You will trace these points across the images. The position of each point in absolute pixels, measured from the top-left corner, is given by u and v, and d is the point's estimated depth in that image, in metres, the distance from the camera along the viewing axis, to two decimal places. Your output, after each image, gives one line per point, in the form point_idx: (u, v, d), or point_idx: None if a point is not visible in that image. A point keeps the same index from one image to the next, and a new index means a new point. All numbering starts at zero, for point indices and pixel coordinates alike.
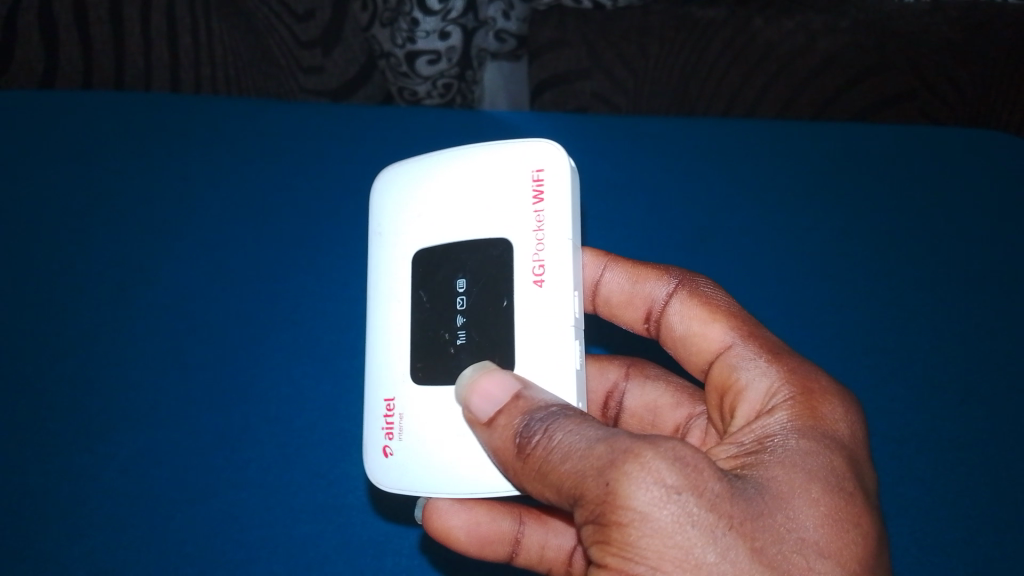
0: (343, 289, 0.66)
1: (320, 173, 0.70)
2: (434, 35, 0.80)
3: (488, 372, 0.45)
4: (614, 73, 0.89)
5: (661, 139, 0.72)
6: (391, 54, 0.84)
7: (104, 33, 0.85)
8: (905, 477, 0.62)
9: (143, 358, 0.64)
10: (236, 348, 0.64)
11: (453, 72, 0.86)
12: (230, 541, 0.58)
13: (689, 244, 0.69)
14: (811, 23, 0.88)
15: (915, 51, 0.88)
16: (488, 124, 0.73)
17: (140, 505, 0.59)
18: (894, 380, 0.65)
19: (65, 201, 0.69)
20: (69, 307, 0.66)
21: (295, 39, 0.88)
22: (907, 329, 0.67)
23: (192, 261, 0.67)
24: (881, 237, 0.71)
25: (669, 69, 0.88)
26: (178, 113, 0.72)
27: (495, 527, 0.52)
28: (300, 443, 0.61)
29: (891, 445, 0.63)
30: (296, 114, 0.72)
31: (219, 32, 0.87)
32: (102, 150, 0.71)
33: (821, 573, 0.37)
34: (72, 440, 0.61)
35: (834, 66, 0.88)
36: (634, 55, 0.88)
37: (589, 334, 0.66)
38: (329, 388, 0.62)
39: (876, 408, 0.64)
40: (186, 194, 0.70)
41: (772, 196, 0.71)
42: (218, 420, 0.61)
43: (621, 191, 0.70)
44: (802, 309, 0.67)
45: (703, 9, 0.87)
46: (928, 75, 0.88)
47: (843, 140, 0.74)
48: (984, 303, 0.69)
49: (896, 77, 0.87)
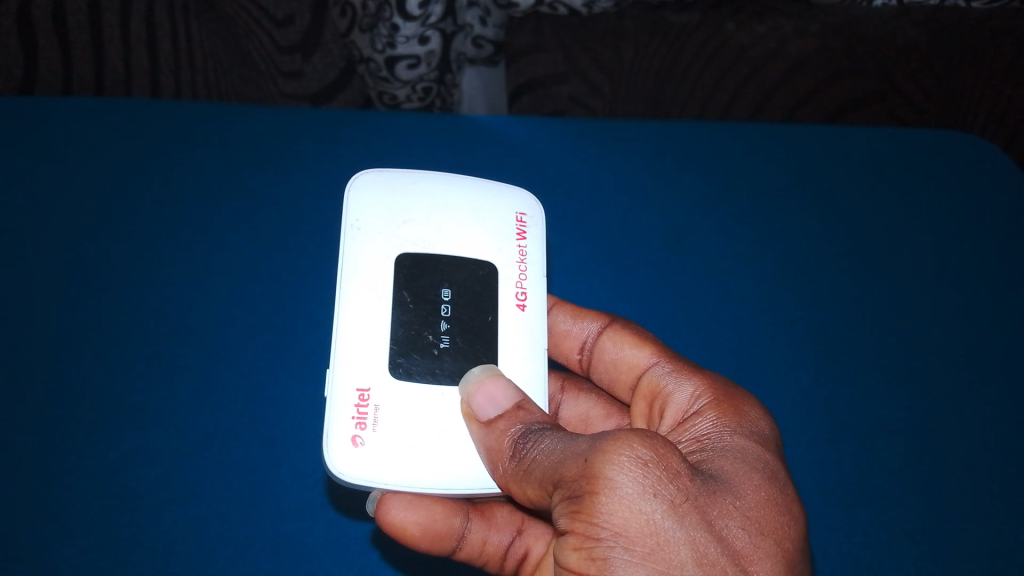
0: (324, 291, 0.67)
1: (302, 179, 0.72)
2: (413, 40, 0.81)
3: (494, 376, 0.48)
4: (591, 78, 0.91)
5: (636, 143, 0.74)
6: (370, 60, 0.85)
7: (83, 38, 0.86)
8: (894, 470, 0.61)
9: (119, 356, 0.63)
10: (216, 348, 0.63)
11: (433, 76, 0.86)
12: (203, 541, 0.56)
13: (667, 243, 0.69)
14: (781, 27, 0.89)
15: (883, 57, 0.91)
16: (468, 127, 0.74)
17: (113, 506, 0.57)
18: (869, 371, 0.65)
19: (45, 206, 0.69)
20: (46, 308, 0.65)
21: (274, 44, 0.89)
22: (886, 322, 0.68)
23: (173, 263, 0.67)
24: (855, 234, 0.72)
25: (645, 74, 0.90)
26: (161, 122, 0.73)
27: (446, 522, 0.50)
28: (280, 443, 0.60)
29: (869, 436, 0.62)
30: (279, 121, 0.74)
31: (198, 37, 0.87)
32: (84, 157, 0.71)
33: (761, 547, 0.40)
34: (43, 438, 0.59)
35: (804, 71, 0.90)
36: (608, 58, 0.89)
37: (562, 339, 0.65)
38: (307, 390, 0.62)
39: (854, 398, 0.63)
40: (167, 199, 0.70)
41: (747, 196, 0.72)
42: (194, 420, 0.60)
43: (599, 192, 0.71)
44: (784, 304, 0.67)
45: (678, 14, 0.89)
46: (892, 78, 0.91)
47: (814, 143, 0.76)
48: (959, 296, 0.70)
49: (862, 84, 0.91)
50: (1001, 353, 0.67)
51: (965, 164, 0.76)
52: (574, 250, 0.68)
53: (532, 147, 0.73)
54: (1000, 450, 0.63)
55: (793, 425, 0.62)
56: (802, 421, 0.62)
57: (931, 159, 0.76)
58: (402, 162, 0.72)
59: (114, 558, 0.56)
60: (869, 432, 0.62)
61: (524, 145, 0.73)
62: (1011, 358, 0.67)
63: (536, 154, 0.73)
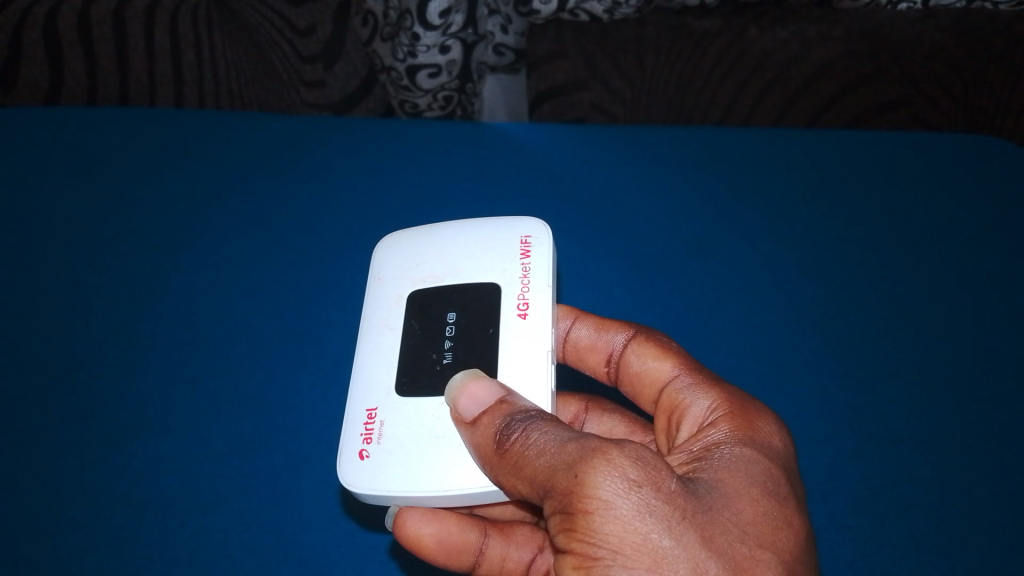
0: (341, 295, 0.66)
1: (323, 188, 0.72)
2: (434, 49, 0.81)
3: (477, 377, 0.46)
4: (612, 85, 0.91)
5: (656, 151, 0.74)
6: (392, 68, 0.85)
7: (108, 49, 0.87)
8: (937, 473, 0.57)
9: (139, 358, 0.63)
10: (235, 354, 0.63)
11: (453, 85, 0.87)
12: (208, 542, 0.54)
13: (687, 249, 0.69)
14: (805, 32, 0.88)
15: (910, 61, 0.89)
16: (488, 135, 0.76)
17: (121, 504, 0.56)
18: (906, 370, 0.62)
19: (76, 216, 0.72)
20: (71, 312, 0.66)
21: (296, 54, 0.89)
22: (920, 322, 0.65)
23: (194, 270, 0.68)
24: (882, 239, 0.70)
25: (666, 81, 0.91)
26: (191, 137, 0.76)
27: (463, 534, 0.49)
28: (290, 447, 0.58)
29: (896, 436, 0.59)
30: (303, 135, 0.76)
31: (221, 47, 0.88)
32: (116, 172, 0.74)
33: (763, 561, 0.38)
34: (59, 437, 0.59)
35: (827, 77, 0.90)
36: (629, 65, 0.89)
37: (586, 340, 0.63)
38: (319, 391, 0.60)
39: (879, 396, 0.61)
40: (191, 208, 0.72)
41: (768, 202, 0.72)
42: (207, 426, 0.59)
43: (619, 199, 0.71)
44: (811, 306, 0.65)
45: (700, 20, 0.88)
46: (919, 82, 0.90)
47: (836, 150, 0.75)
48: (997, 296, 0.67)
49: (887, 89, 0.90)
50: None
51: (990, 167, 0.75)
52: (594, 259, 0.68)
53: (543, 157, 0.73)
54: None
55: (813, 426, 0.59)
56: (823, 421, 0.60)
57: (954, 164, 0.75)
58: (416, 174, 0.72)
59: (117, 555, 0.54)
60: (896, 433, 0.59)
61: (544, 154, 0.73)
62: None
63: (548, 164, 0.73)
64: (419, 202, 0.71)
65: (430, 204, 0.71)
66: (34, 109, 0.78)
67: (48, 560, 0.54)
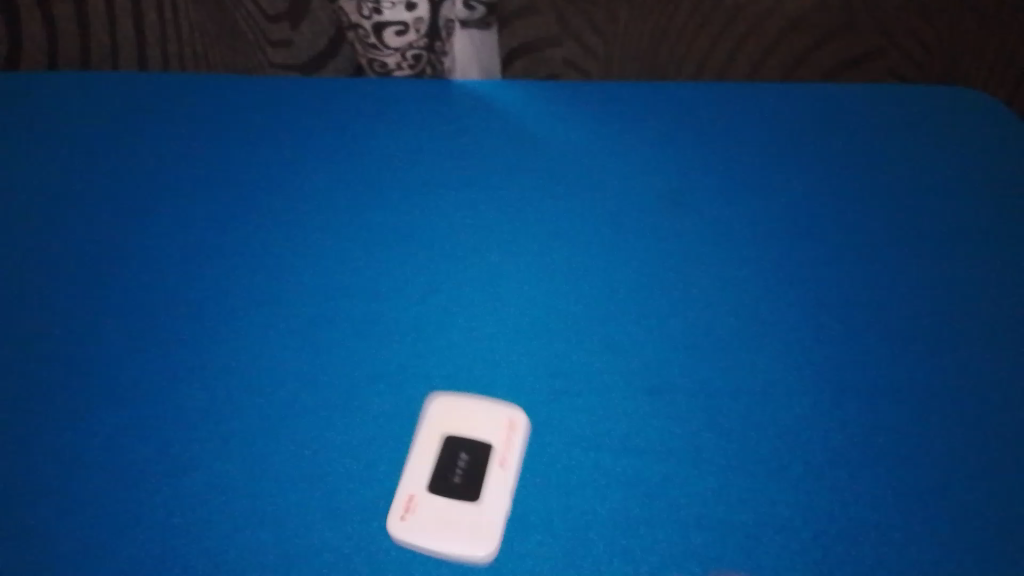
0: (321, 260, 0.68)
1: (303, 159, 0.75)
2: (399, 6, 0.79)
3: (508, 435, 0.56)
4: (584, 40, 0.90)
5: (622, 116, 0.78)
6: (359, 27, 0.83)
7: (68, 15, 0.85)
8: (911, 406, 0.57)
9: (117, 320, 0.64)
10: (214, 315, 0.64)
11: (421, 43, 0.85)
12: (181, 492, 0.54)
13: (654, 205, 0.71)
14: None
15: (885, 11, 0.87)
16: (463, 102, 0.81)
17: (95, 457, 0.56)
18: (877, 313, 0.63)
19: (60, 189, 0.74)
20: (52, 276, 0.68)
21: (261, 15, 0.87)
22: (889, 265, 0.66)
23: (173, 234, 0.70)
24: (845, 186, 0.72)
25: (640, 35, 0.89)
26: (178, 115, 0.80)
27: (482, 471, 0.54)
28: (269, 407, 0.58)
29: (871, 368, 0.59)
30: (287, 110, 0.79)
31: (184, 9, 0.86)
32: (102, 150, 0.77)
33: None
34: (35, 395, 0.60)
35: (802, 29, 0.89)
36: (602, 19, 0.88)
37: (556, 298, 0.64)
38: (297, 358, 0.61)
39: (851, 330, 0.61)
40: (173, 179, 0.74)
41: (732, 156, 0.74)
42: (186, 385, 0.60)
43: (587, 164, 0.75)
44: (781, 255, 0.67)
45: None
46: (896, 34, 0.89)
47: (798, 108, 0.79)
48: (962, 238, 0.68)
49: (865, 40, 0.89)
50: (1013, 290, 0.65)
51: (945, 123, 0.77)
52: (564, 216, 0.70)
53: (513, 141, 0.77)
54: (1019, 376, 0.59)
55: (786, 362, 0.59)
56: (797, 357, 0.60)
57: (909, 124, 0.77)
58: (389, 158, 0.75)
59: (87, 501, 0.54)
60: (873, 365, 0.59)
61: (519, 123, 0.78)
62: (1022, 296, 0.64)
63: (516, 145, 0.76)
64: (390, 177, 0.74)
65: (400, 179, 0.74)
66: (24, 92, 0.81)
67: (18, 511, 0.54)
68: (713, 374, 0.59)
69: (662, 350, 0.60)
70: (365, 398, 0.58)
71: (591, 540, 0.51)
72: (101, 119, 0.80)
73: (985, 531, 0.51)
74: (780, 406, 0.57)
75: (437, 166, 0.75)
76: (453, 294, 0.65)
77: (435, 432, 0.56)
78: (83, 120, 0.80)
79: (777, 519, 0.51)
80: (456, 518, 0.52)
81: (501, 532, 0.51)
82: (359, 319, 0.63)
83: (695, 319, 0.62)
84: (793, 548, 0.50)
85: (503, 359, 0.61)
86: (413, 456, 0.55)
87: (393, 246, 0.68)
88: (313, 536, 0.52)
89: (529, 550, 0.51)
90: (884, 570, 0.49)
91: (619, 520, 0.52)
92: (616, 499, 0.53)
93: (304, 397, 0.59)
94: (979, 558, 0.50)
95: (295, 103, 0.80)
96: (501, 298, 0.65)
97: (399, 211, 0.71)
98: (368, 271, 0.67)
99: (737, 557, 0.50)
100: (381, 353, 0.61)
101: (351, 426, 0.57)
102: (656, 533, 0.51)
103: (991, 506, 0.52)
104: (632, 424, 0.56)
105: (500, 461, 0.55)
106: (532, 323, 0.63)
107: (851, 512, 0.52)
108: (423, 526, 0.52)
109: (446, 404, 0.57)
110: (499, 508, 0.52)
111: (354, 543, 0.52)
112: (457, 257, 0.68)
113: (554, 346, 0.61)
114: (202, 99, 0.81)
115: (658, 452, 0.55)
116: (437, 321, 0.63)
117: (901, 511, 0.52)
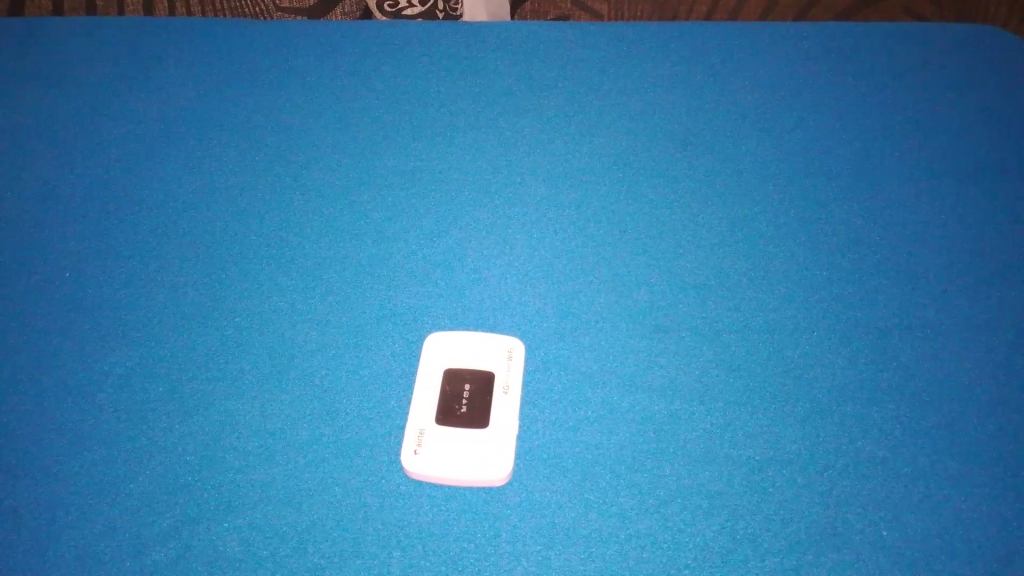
0: (349, 215, 0.73)
1: (328, 120, 0.79)
2: None
3: (507, 362, 0.62)
4: None
5: (633, 77, 0.83)
6: None
7: None
8: (883, 340, 0.64)
9: (156, 274, 0.69)
10: (249, 268, 0.69)
11: None
12: (227, 434, 0.60)
13: (659, 161, 0.76)
14: None
15: None
16: (480, 60, 0.85)
17: (145, 401, 0.62)
18: (855, 255, 0.69)
19: (95, 144, 0.78)
20: (93, 228, 0.72)
21: None
22: (871, 218, 0.72)
23: (206, 192, 0.75)
24: (835, 139, 0.77)
25: None
26: (202, 70, 0.83)
27: (485, 395, 0.61)
28: (305, 356, 0.64)
29: (875, 338, 0.64)
30: (314, 70, 0.83)
31: None
32: (132, 105, 0.81)
33: None
34: (84, 341, 0.65)
35: None
36: None
37: (565, 239, 0.71)
38: (329, 306, 0.67)
39: (857, 301, 0.66)
40: (202, 138, 0.78)
41: (733, 114, 0.79)
42: (226, 331, 0.65)
43: (597, 121, 0.80)
44: (773, 203, 0.73)
45: None
46: None
47: (797, 65, 0.83)
48: (949, 200, 0.73)
49: None
50: (997, 251, 0.70)
51: (958, 95, 0.81)
52: (576, 167, 0.76)
53: (538, 112, 0.80)
54: (1016, 347, 0.64)
55: (793, 327, 0.65)
56: (803, 321, 0.65)
57: (921, 96, 0.81)
58: (421, 130, 0.79)
59: (140, 442, 0.59)
60: (877, 336, 0.64)
61: (532, 83, 0.83)
62: (1007, 259, 0.69)
63: (541, 116, 0.80)
64: (410, 137, 0.78)
65: (421, 139, 0.78)
66: (52, 46, 0.86)
67: (76, 449, 0.59)
68: (706, 314, 0.66)
69: (678, 318, 0.66)
70: (404, 360, 0.64)
71: (614, 489, 0.57)
72: (135, 82, 0.83)
73: (979, 494, 0.56)
74: (785, 369, 0.62)
75: (466, 135, 0.78)
76: (482, 260, 0.70)
77: (437, 370, 0.62)
78: (118, 83, 0.83)
79: (757, 438, 0.59)
80: (464, 445, 0.58)
81: (511, 457, 0.57)
82: (396, 287, 0.68)
83: (708, 287, 0.67)
84: (798, 500, 0.56)
85: (527, 323, 0.65)
86: (419, 393, 0.61)
87: (426, 215, 0.73)
88: (364, 484, 0.57)
89: (556, 496, 0.56)
90: (847, 476, 0.57)
91: (638, 465, 0.58)
92: (634, 448, 0.59)
93: (351, 359, 0.64)
94: (972, 517, 0.55)
95: (327, 72, 0.83)
96: (527, 263, 0.69)
97: (420, 170, 0.76)
98: (405, 238, 0.71)
99: (747, 505, 0.56)
100: (417, 316, 0.66)
101: (394, 385, 0.62)
102: (675, 484, 0.57)
103: (986, 472, 0.57)
104: (651, 381, 0.62)
105: (503, 387, 0.61)
106: (556, 289, 0.68)
107: (852, 471, 0.57)
108: (434, 459, 0.57)
109: (441, 342, 0.64)
110: (505, 432, 0.59)
111: (399, 490, 0.57)
112: (487, 225, 0.72)
113: (575, 310, 0.66)
114: (233, 65, 0.84)
115: (674, 411, 0.60)
116: (470, 285, 0.68)
117: (899, 473, 0.57)
